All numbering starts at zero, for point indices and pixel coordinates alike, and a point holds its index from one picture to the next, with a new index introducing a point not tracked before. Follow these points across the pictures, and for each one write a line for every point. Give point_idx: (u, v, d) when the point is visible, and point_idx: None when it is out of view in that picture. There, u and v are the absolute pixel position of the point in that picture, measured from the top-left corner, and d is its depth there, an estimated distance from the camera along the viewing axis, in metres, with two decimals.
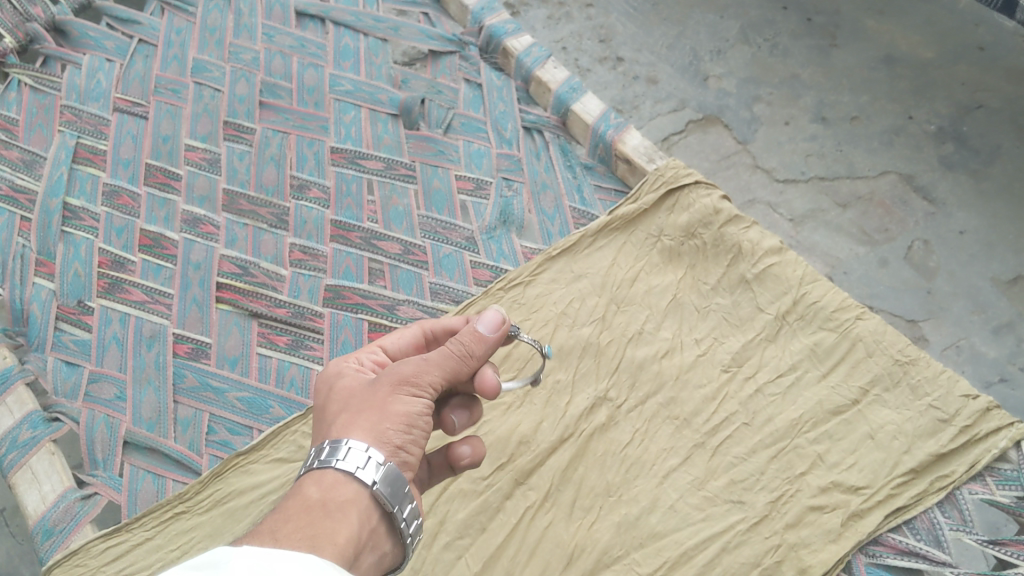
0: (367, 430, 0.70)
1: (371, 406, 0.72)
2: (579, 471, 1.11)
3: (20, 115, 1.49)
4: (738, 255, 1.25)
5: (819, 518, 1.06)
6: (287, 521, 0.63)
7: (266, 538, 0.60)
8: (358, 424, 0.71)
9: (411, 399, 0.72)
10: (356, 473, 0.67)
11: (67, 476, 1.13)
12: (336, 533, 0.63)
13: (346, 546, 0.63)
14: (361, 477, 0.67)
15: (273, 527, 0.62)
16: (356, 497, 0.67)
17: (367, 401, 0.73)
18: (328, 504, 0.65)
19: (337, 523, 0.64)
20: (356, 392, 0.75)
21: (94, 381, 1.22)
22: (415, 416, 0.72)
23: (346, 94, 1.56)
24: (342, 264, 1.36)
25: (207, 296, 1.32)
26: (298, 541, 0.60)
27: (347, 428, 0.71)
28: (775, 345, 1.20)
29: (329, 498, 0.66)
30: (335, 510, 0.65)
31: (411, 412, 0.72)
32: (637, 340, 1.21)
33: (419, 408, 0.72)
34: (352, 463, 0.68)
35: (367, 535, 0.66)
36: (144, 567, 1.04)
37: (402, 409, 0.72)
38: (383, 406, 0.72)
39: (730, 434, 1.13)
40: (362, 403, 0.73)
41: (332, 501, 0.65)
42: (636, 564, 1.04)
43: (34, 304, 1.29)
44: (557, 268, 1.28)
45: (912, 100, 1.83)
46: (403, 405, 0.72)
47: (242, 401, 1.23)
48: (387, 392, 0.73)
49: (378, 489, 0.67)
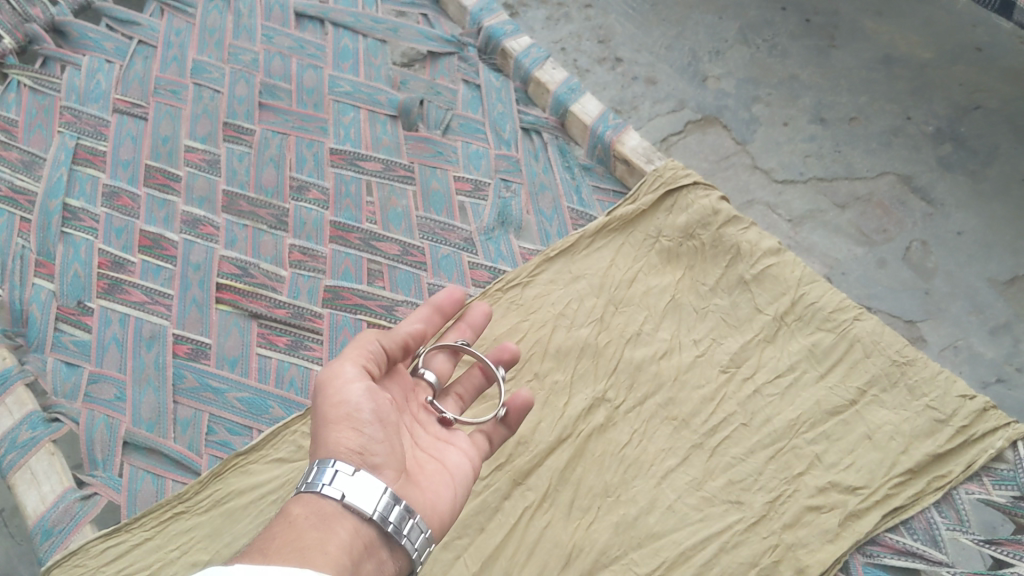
0: (323, 449, 0.77)
1: (321, 424, 0.80)
2: (577, 471, 1.11)
3: (19, 115, 1.49)
4: (737, 255, 1.25)
5: (817, 518, 1.06)
6: (276, 537, 0.68)
7: (256, 554, 0.65)
8: (318, 448, 0.78)
9: (348, 398, 0.80)
10: (326, 489, 0.73)
11: (67, 476, 1.13)
12: (324, 543, 0.68)
13: (336, 553, 0.67)
14: (331, 492, 0.72)
15: (262, 544, 0.67)
16: (336, 510, 0.72)
17: (315, 419, 0.80)
18: (313, 519, 0.71)
19: (322, 535, 0.69)
20: (303, 414, 0.83)
21: (94, 381, 1.23)
22: (358, 414, 0.79)
23: (345, 95, 1.56)
24: (341, 265, 1.37)
25: (207, 296, 1.32)
26: (287, 553, 0.65)
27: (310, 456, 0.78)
28: (774, 346, 1.20)
29: (311, 512, 0.71)
30: (318, 523, 0.70)
31: (352, 411, 0.79)
32: (635, 341, 1.22)
33: (357, 402, 0.80)
34: (323, 481, 0.73)
35: (357, 543, 0.70)
36: (143, 567, 1.04)
37: (344, 411, 0.79)
38: (328, 418, 0.79)
39: (729, 434, 1.14)
40: (314, 424, 0.80)
41: (314, 516, 0.71)
42: (633, 564, 1.04)
43: (34, 305, 1.29)
44: (555, 268, 1.28)
45: (911, 101, 1.83)
46: (343, 401, 0.80)
47: (242, 401, 1.23)
48: (324, 400, 0.81)
49: (349, 500, 0.72)
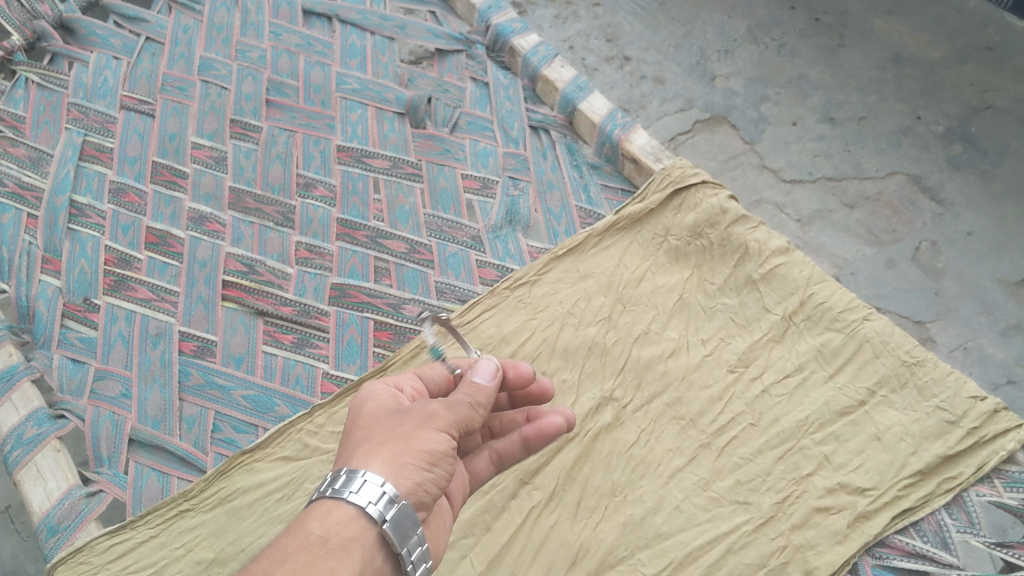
0: (389, 461, 0.69)
1: (396, 437, 0.72)
2: (584, 470, 1.10)
3: (27, 112, 1.49)
4: (745, 255, 1.25)
5: (825, 519, 1.06)
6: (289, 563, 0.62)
7: None
8: (381, 454, 0.70)
9: (439, 437, 0.72)
10: (367, 509, 0.66)
11: (72, 472, 1.12)
12: None
13: None
14: (372, 513, 0.66)
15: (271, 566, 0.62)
16: (359, 535, 0.66)
17: (391, 431, 0.72)
18: (335, 542, 0.65)
19: (340, 565, 0.63)
20: (381, 421, 0.75)
21: (100, 378, 1.22)
22: (439, 455, 0.71)
23: (352, 93, 1.56)
24: (348, 263, 1.36)
25: (212, 294, 1.32)
26: None
27: (368, 457, 0.70)
28: (782, 346, 1.19)
29: (333, 535, 0.65)
30: (339, 548, 0.64)
31: (435, 450, 0.71)
32: (642, 340, 1.21)
33: (445, 448, 0.72)
34: (365, 496, 0.67)
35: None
36: (148, 565, 1.04)
37: (429, 446, 0.71)
38: (409, 438, 0.71)
39: (736, 434, 1.13)
40: (387, 434, 0.72)
41: (337, 537, 0.65)
42: (640, 564, 1.04)
43: (40, 302, 1.29)
44: (563, 268, 1.28)
45: (921, 100, 1.82)
46: (433, 438, 0.72)
47: (247, 399, 1.23)
48: (415, 426, 0.72)
49: (387, 528, 0.66)
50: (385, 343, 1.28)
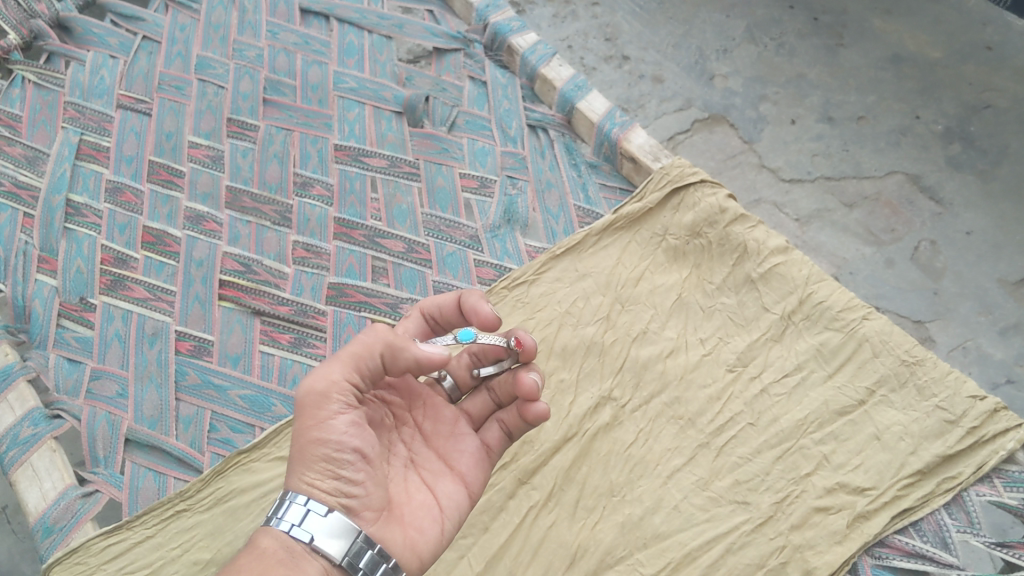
0: (296, 488, 0.75)
1: (298, 457, 0.77)
2: (582, 470, 1.10)
3: (24, 111, 1.49)
4: (744, 254, 1.24)
5: (825, 519, 1.05)
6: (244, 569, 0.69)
7: None
8: (291, 483, 0.76)
9: (330, 425, 0.77)
10: (294, 530, 0.73)
11: (67, 473, 1.11)
12: None
13: None
14: (299, 534, 0.73)
15: None
16: (303, 551, 0.72)
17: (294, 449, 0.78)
18: (281, 556, 0.71)
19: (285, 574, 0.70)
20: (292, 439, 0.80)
21: (96, 378, 1.22)
22: (336, 453, 0.76)
23: (350, 91, 1.55)
24: (345, 262, 1.35)
25: (209, 293, 1.31)
26: None
27: (284, 491, 0.76)
28: (781, 345, 1.19)
29: (282, 547, 0.72)
30: (284, 562, 0.71)
31: (332, 449, 0.76)
32: (641, 340, 1.20)
33: (337, 436, 0.76)
34: (291, 520, 0.73)
35: None
36: (144, 566, 1.03)
37: (322, 450, 0.76)
38: (305, 452, 0.76)
39: (735, 434, 1.12)
40: (293, 456, 0.78)
41: (282, 553, 0.71)
42: (639, 564, 1.03)
43: (36, 301, 1.29)
44: (561, 267, 1.27)
45: (920, 100, 1.82)
46: (324, 430, 0.76)
47: (244, 399, 1.22)
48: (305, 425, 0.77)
49: (316, 544, 0.72)
50: None
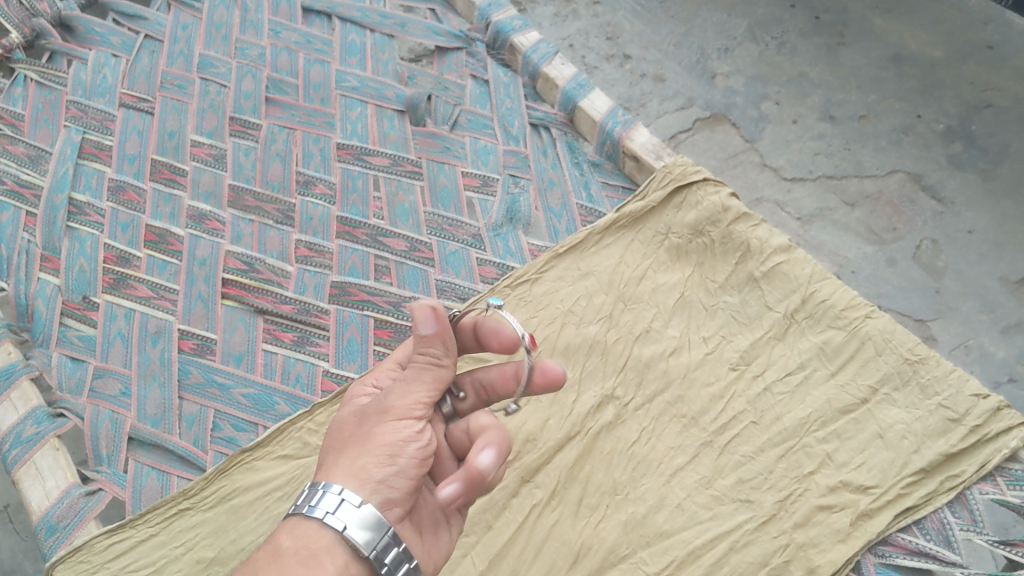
0: (345, 471, 0.69)
1: (357, 441, 0.72)
2: (585, 469, 1.10)
3: (26, 110, 1.49)
4: (747, 252, 1.24)
5: (828, 518, 1.05)
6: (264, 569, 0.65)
7: None
8: (341, 464, 0.70)
9: (398, 426, 0.72)
10: (326, 519, 0.67)
11: (71, 471, 1.11)
12: None
13: None
14: (332, 523, 0.67)
15: None
16: (330, 544, 0.67)
17: (354, 436, 0.73)
18: (302, 554, 0.66)
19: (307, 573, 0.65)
20: (345, 425, 0.75)
21: (99, 376, 1.22)
22: (400, 446, 0.71)
23: (352, 90, 1.55)
24: (348, 261, 1.35)
25: (212, 292, 1.31)
26: None
27: (330, 470, 0.71)
28: (784, 344, 1.19)
29: (302, 546, 0.67)
30: (308, 559, 0.66)
31: (395, 442, 0.71)
32: (643, 338, 1.20)
33: (409, 436, 0.71)
34: (324, 508, 0.68)
35: None
36: (148, 564, 1.03)
37: (387, 440, 0.71)
38: (367, 438, 0.71)
39: (738, 433, 1.12)
40: (350, 440, 0.73)
41: (305, 549, 0.67)
42: (642, 563, 1.03)
43: (39, 300, 1.29)
44: (563, 266, 1.28)
45: (921, 99, 1.82)
46: (395, 431, 0.71)
47: (247, 397, 1.22)
48: (373, 425, 0.72)
49: (348, 534, 0.66)
50: (386, 341, 1.28)
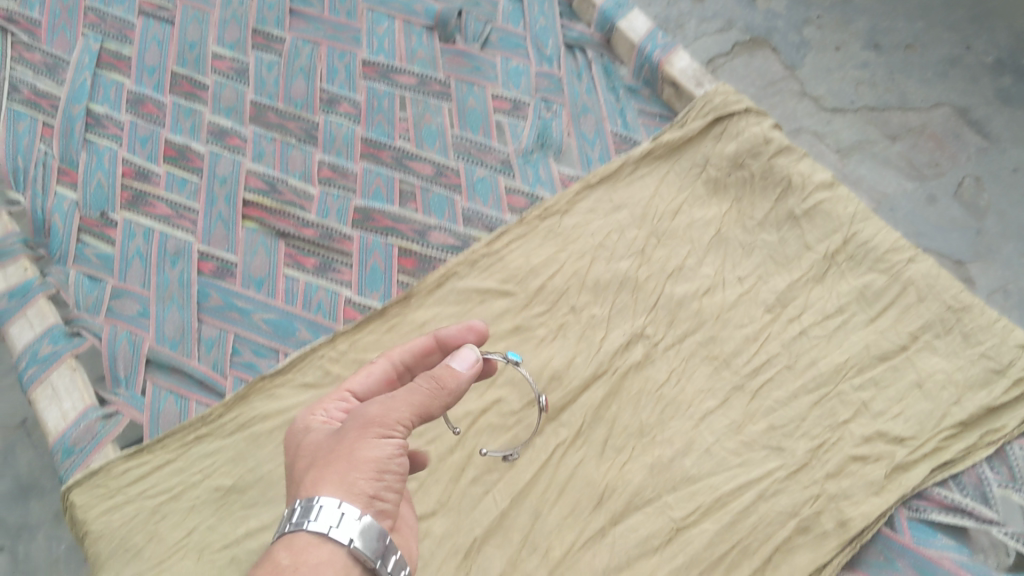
0: (335, 484, 0.67)
1: (338, 456, 0.69)
2: (612, 409, 1.07)
3: (43, 15, 1.43)
4: (788, 188, 1.20)
5: (862, 469, 1.01)
6: None
7: None
8: (327, 478, 0.68)
9: (380, 443, 0.70)
10: (328, 534, 0.64)
11: (88, 393, 1.10)
12: None
13: None
14: (336, 537, 0.64)
15: None
16: (332, 557, 0.64)
17: (333, 451, 0.70)
18: (305, 569, 0.63)
19: None
20: (323, 443, 0.73)
21: (117, 296, 1.18)
22: (385, 461, 0.70)
23: (380, 3, 1.49)
24: (372, 185, 1.30)
25: (232, 213, 1.26)
26: None
27: (316, 483, 0.68)
28: (822, 287, 1.15)
29: (303, 561, 0.63)
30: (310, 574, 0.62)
31: (380, 457, 0.69)
32: (676, 276, 1.16)
33: (391, 450, 0.70)
34: (324, 522, 0.65)
35: None
36: (165, 489, 1.01)
37: (372, 455, 0.69)
38: (351, 454, 0.69)
39: (771, 377, 1.09)
40: (329, 455, 0.70)
41: (306, 564, 0.63)
42: (668, 507, 1.00)
43: (56, 215, 1.25)
44: (595, 197, 1.24)
45: (971, 28, 1.73)
46: (377, 448, 0.70)
47: (267, 323, 1.17)
48: (353, 440, 0.70)
49: (354, 548, 0.64)
50: (410, 271, 1.23)
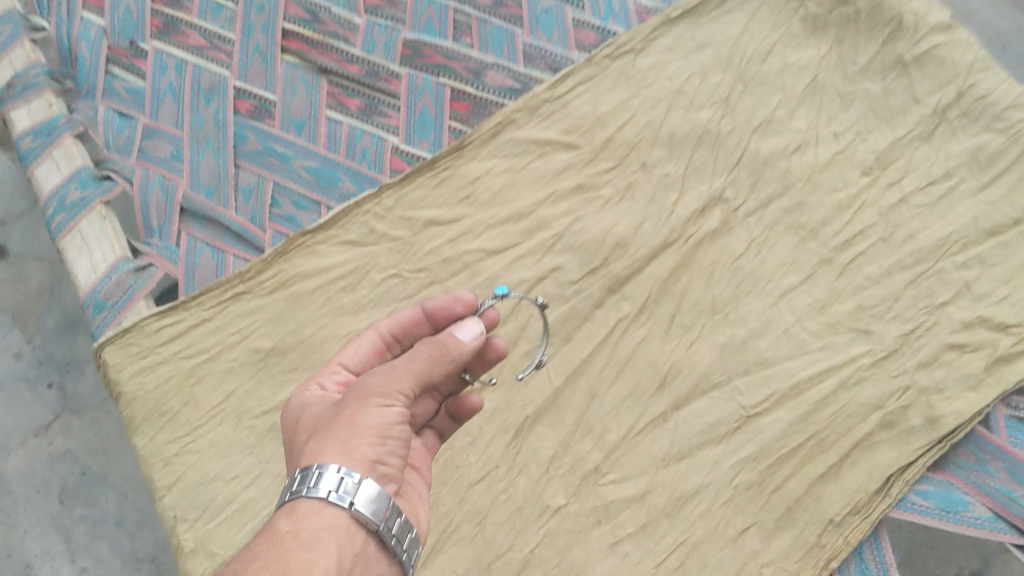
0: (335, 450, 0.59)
1: (337, 424, 0.61)
2: (682, 282, 0.97)
3: None
4: (897, 30, 1.05)
5: (959, 359, 0.92)
6: (260, 557, 0.53)
7: None
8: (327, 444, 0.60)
9: (382, 408, 0.62)
10: (330, 499, 0.57)
11: (119, 244, 1.03)
12: (313, 565, 0.53)
13: None
14: (338, 502, 0.58)
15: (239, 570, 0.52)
16: (334, 522, 0.57)
17: (331, 420, 0.62)
18: (304, 536, 0.56)
19: (313, 554, 0.54)
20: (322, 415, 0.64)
21: (149, 137, 1.10)
22: (390, 426, 0.62)
23: None
24: (423, 15, 1.17)
25: (271, 44, 1.15)
26: None
27: (316, 451, 0.60)
28: (929, 146, 1.01)
29: (303, 528, 0.56)
30: (310, 540, 0.55)
31: (384, 422, 0.61)
32: (763, 130, 1.03)
33: (393, 415, 0.62)
34: (325, 487, 0.58)
35: (352, 559, 0.56)
36: (201, 351, 0.96)
37: (375, 419, 0.61)
38: (351, 420, 0.61)
39: (863, 251, 0.97)
40: (329, 425, 0.62)
41: (306, 530, 0.56)
42: (738, 393, 0.92)
43: (82, 43, 1.15)
44: (675, 34, 1.08)
45: None
46: (379, 414, 0.62)
47: (308, 172, 1.08)
48: (351, 408, 0.62)
49: (356, 512, 0.58)
50: (463, 116, 1.11)
